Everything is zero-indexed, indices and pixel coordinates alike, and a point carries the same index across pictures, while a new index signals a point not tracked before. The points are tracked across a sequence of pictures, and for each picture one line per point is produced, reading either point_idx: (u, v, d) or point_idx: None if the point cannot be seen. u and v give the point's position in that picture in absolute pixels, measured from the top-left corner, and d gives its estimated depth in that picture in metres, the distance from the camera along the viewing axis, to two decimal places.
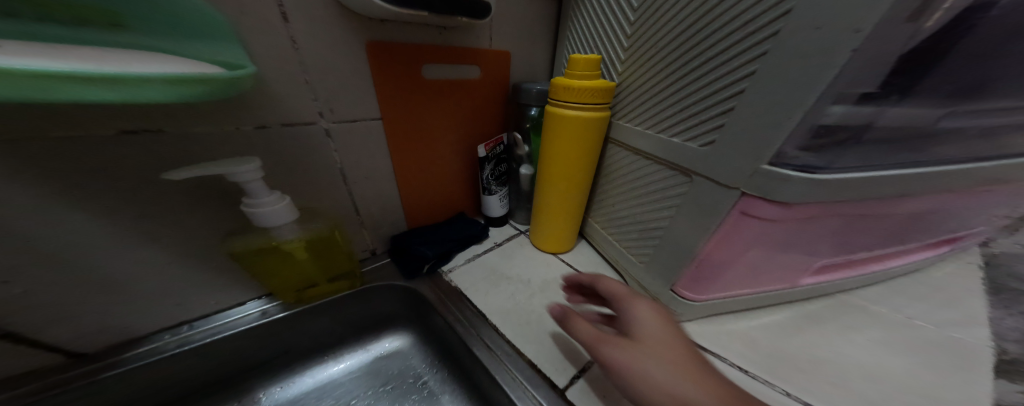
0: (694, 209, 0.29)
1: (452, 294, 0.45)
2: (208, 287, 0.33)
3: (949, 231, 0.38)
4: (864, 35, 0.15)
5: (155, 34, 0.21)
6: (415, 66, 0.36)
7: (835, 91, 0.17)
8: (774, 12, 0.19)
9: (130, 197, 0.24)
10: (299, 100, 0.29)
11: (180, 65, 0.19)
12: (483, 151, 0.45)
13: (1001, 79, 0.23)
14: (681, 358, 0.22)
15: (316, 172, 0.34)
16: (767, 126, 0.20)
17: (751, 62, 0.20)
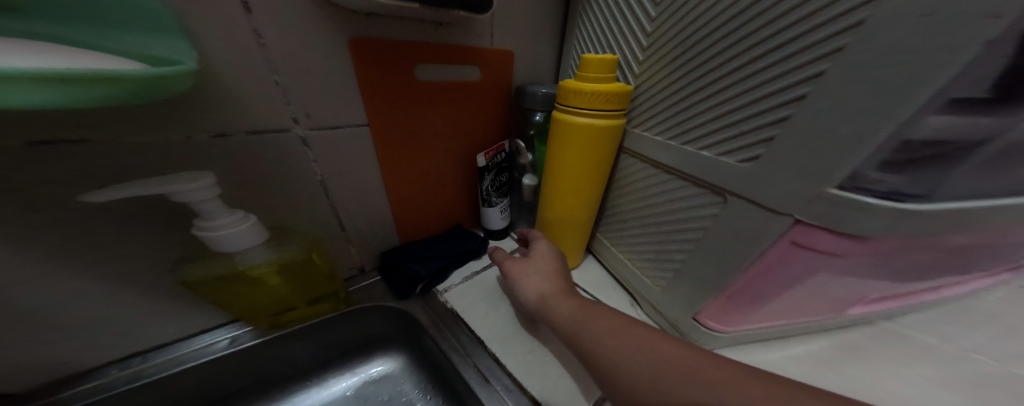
0: (729, 234, 0.24)
1: (446, 317, 0.41)
2: (165, 314, 0.29)
3: None
4: (1007, 22, 0.11)
5: (63, 19, 0.16)
6: (405, 67, 0.32)
7: (948, 101, 0.13)
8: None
9: (54, 219, 0.20)
10: (265, 104, 0.25)
11: (68, 60, 0.14)
12: (483, 160, 0.41)
13: None
14: (553, 267, 0.37)
15: (291, 185, 0.30)
16: (838, 142, 0.16)
17: (816, 61, 0.16)
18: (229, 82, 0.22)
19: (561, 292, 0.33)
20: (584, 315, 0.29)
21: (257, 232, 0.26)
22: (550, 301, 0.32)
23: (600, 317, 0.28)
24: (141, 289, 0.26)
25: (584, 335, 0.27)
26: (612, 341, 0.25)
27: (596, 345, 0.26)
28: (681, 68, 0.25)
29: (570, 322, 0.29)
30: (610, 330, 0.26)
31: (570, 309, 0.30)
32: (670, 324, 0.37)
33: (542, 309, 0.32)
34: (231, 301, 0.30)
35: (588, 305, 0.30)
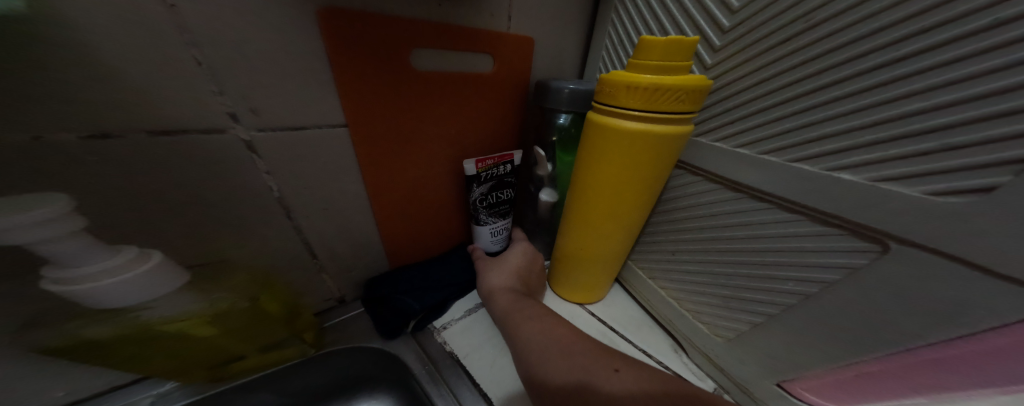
0: (891, 295, 0.16)
1: (444, 363, 0.32)
2: (43, 381, 0.20)
3: None
4: None
5: None
6: (401, 52, 0.24)
7: None
8: None
9: None
10: (183, 92, 0.17)
11: None
12: (473, 167, 0.32)
13: None
14: (516, 266, 0.35)
15: (234, 203, 0.21)
16: None
17: None
18: (120, 56, 0.15)
19: (512, 289, 0.32)
20: (519, 310, 0.29)
21: (172, 275, 0.19)
22: (494, 295, 0.31)
23: (530, 311, 0.29)
24: None
25: (508, 321, 0.28)
26: (532, 332, 0.26)
27: (515, 332, 0.27)
28: (796, 52, 0.17)
29: (504, 315, 0.29)
30: (535, 325, 0.27)
31: (508, 303, 0.30)
32: (735, 385, 0.27)
33: (487, 302, 0.32)
34: (136, 361, 0.21)
35: (529, 303, 0.30)
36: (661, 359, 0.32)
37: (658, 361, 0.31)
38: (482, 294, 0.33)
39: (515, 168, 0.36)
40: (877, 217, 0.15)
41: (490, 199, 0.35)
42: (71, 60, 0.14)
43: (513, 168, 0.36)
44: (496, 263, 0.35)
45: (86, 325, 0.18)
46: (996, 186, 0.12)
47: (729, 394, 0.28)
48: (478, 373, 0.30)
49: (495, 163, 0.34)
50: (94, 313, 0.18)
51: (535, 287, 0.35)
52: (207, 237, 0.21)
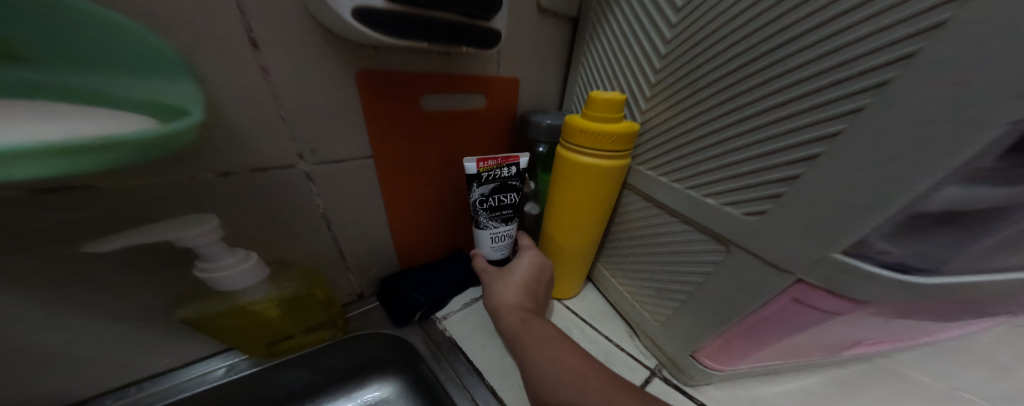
0: (730, 284, 0.25)
1: (444, 346, 0.39)
2: (158, 343, 0.27)
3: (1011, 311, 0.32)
4: None
5: (69, 68, 0.17)
6: (413, 97, 0.32)
7: (970, 171, 0.13)
8: (848, 72, 0.16)
9: (55, 250, 0.20)
10: (271, 137, 0.25)
11: (97, 125, 0.14)
12: (474, 166, 0.33)
13: None
14: (524, 280, 0.38)
15: (293, 218, 0.29)
16: (849, 208, 0.16)
17: (829, 122, 0.17)
18: (241, 117, 0.23)
19: (520, 306, 0.36)
20: (525, 330, 0.33)
21: (259, 270, 0.26)
22: (503, 313, 0.36)
23: (540, 335, 0.33)
24: (138, 317, 0.25)
25: (522, 346, 0.32)
26: (539, 355, 0.31)
27: (524, 356, 0.32)
28: (688, 112, 0.26)
29: (512, 333, 0.34)
30: (538, 345, 0.32)
31: (516, 323, 0.34)
32: (668, 361, 0.35)
33: (497, 315, 0.36)
34: (227, 335, 0.28)
35: (534, 323, 0.34)
36: (619, 344, 0.40)
37: (615, 344, 0.39)
38: (494, 311, 0.37)
39: (520, 171, 0.36)
40: (728, 223, 0.24)
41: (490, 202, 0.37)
42: (214, 123, 0.22)
43: (519, 171, 0.37)
44: (505, 278, 0.38)
45: (208, 305, 0.26)
46: (765, 210, 0.21)
47: (665, 368, 0.36)
48: (471, 352, 0.38)
49: (498, 164, 0.35)
50: (212, 295, 0.26)
51: (542, 295, 0.39)
52: (274, 241, 0.29)
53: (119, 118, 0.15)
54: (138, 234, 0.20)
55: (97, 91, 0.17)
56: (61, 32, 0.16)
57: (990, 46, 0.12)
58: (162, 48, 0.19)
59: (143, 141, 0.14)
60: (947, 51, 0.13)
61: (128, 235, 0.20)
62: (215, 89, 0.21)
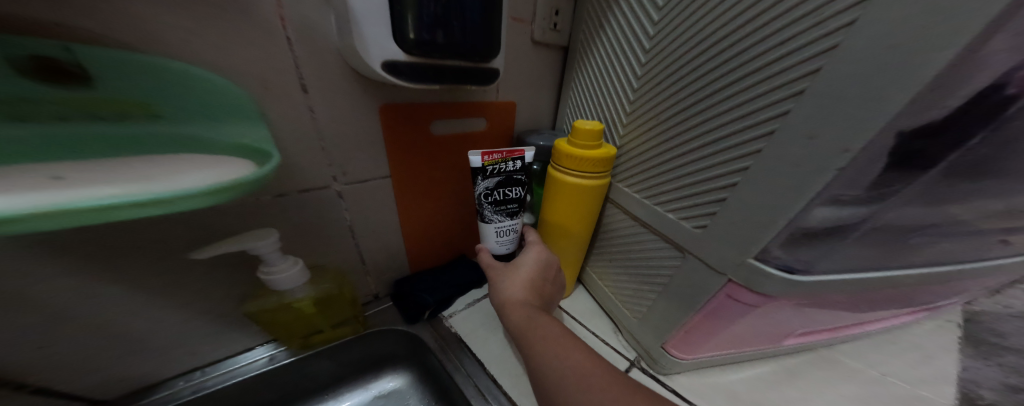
0: (688, 281, 0.31)
1: (451, 341, 0.43)
2: (212, 336, 0.32)
3: (924, 303, 0.39)
4: (853, 153, 0.18)
5: (184, 121, 0.22)
6: (424, 124, 0.38)
7: (829, 195, 0.20)
8: (748, 128, 0.23)
9: (152, 256, 0.25)
10: (313, 162, 0.31)
11: (214, 172, 0.19)
12: (479, 160, 0.35)
13: (973, 182, 0.25)
14: (529, 276, 0.38)
15: (326, 228, 0.35)
16: (757, 222, 0.24)
17: (742, 160, 0.24)
18: (291, 147, 0.29)
19: (525, 301, 0.35)
20: (530, 325, 0.32)
21: (298, 276, 0.30)
22: (508, 308, 0.35)
23: (547, 330, 0.32)
24: (202, 312, 0.30)
25: (527, 341, 0.31)
26: (546, 351, 0.30)
27: (530, 353, 0.30)
28: (654, 144, 0.33)
29: (518, 329, 0.33)
30: (545, 341, 0.30)
31: (522, 318, 0.33)
32: (645, 353, 0.41)
33: (502, 311, 0.36)
34: (273, 325, 0.34)
35: (540, 319, 0.33)
36: (604, 339, 0.45)
37: (601, 339, 0.45)
38: (498, 306, 0.36)
39: (526, 166, 0.37)
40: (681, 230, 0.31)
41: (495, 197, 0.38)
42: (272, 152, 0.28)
43: (524, 165, 0.38)
44: (511, 274, 0.38)
45: (265, 301, 0.31)
46: (704, 224, 0.28)
47: (643, 360, 0.41)
48: (474, 345, 0.42)
49: (504, 158, 0.36)
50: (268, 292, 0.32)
51: (546, 293, 0.39)
52: (310, 247, 0.35)
53: (228, 161, 0.21)
54: (222, 243, 0.25)
55: (205, 136, 0.23)
56: (161, 85, 0.21)
57: (824, 120, 0.19)
58: (244, 98, 0.24)
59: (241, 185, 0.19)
60: (804, 119, 0.20)
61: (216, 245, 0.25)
62: (275, 125, 0.27)
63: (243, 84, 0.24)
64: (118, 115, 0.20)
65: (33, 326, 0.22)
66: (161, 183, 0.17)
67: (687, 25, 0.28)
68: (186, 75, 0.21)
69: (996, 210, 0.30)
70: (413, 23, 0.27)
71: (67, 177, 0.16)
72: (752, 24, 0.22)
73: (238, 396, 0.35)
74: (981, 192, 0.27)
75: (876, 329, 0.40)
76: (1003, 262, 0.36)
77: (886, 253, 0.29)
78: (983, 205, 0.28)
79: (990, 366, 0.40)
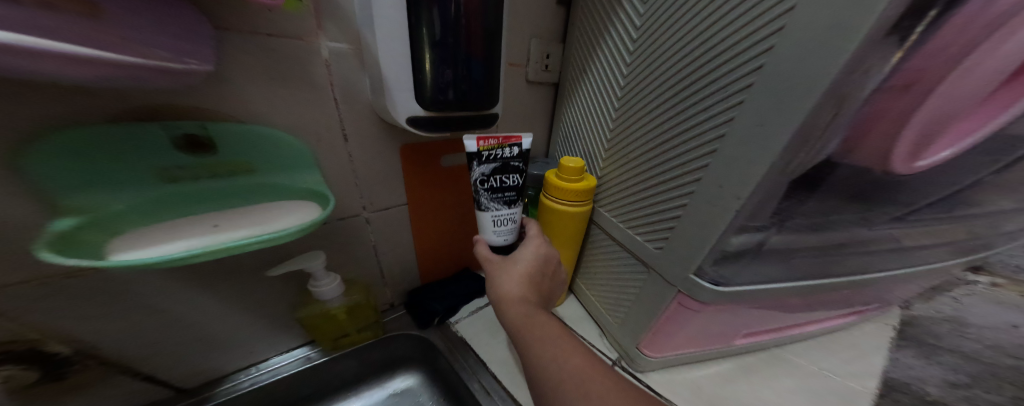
0: (653, 290, 0.39)
1: (458, 344, 0.49)
2: (262, 338, 0.39)
3: (854, 306, 0.46)
4: (741, 200, 0.27)
5: (271, 172, 0.29)
6: (435, 157, 0.45)
7: (737, 224, 0.29)
8: (683, 177, 0.32)
9: (230, 274, 0.31)
10: (349, 193, 0.38)
11: (297, 214, 0.27)
12: (474, 144, 0.36)
13: (858, 212, 0.33)
14: (526, 271, 0.38)
15: (356, 246, 0.42)
16: (693, 245, 0.32)
17: (680, 200, 0.33)
18: (334, 182, 0.36)
19: (522, 298, 0.36)
20: (527, 326, 0.34)
21: (336, 288, 0.37)
22: (506, 305, 0.36)
23: (543, 331, 0.33)
24: (259, 318, 0.36)
25: (525, 341, 0.33)
26: (543, 353, 0.32)
27: (527, 352, 0.33)
28: (624, 179, 0.42)
29: (516, 327, 0.35)
30: (542, 342, 0.33)
31: (520, 316, 0.35)
32: (624, 353, 0.47)
33: (500, 307, 0.37)
34: (313, 326, 0.41)
35: (536, 317, 0.35)
36: (590, 341, 0.52)
37: (587, 341, 0.51)
38: (495, 301, 0.37)
39: (523, 152, 0.37)
40: (645, 248, 0.39)
41: (493, 185, 0.37)
42: None
43: (521, 151, 0.38)
44: (508, 270, 0.38)
45: (311, 307, 0.39)
46: (659, 246, 0.36)
47: (623, 360, 0.48)
48: (478, 346, 0.48)
49: (499, 144, 0.36)
50: (311, 301, 0.39)
51: (543, 287, 0.40)
52: (343, 262, 0.42)
53: (303, 205, 0.29)
54: (288, 262, 0.33)
55: (285, 184, 0.30)
56: (260, 148, 0.28)
57: (729, 175, 0.27)
58: (305, 150, 0.31)
59: (316, 223, 0.26)
60: (716, 175, 0.28)
61: (285, 263, 0.33)
62: (325, 167, 0.35)
63: (305, 139, 0.32)
64: (230, 171, 0.27)
65: (149, 328, 0.29)
66: (269, 225, 0.25)
67: (641, 92, 0.37)
68: (273, 138, 0.29)
69: (893, 231, 0.38)
70: (430, 87, 0.34)
71: (221, 224, 0.25)
72: (680, 100, 0.32)
73: (281, 390, 0.41)
74: (872, 218, 0.34)
75: (815, 331, 0.47)
76: (916, 272, 0.44)
77: (808, 266, 0.36)
78: (877, 228, 0.36)
79: (916, 361, 0.47)
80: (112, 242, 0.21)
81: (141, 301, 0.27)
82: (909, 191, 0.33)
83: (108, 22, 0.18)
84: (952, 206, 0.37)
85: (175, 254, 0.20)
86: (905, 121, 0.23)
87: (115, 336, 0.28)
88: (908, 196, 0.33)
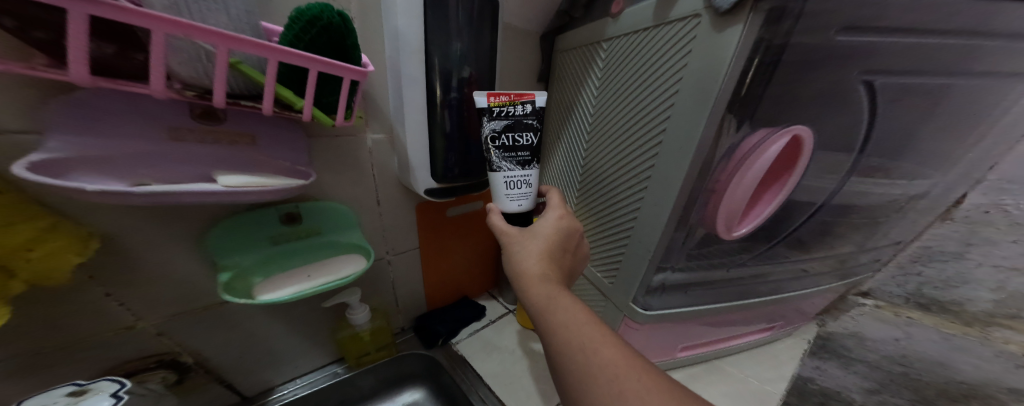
0: (611, 315, 0.51)
1: (458, 362, 0.59)
2: (304, 355, 0.49)
3: (764, 323, 0.60)
4: (651, 251, 0.41)
5: (331, 233, 0.42)
6: (442, 210, 0.56)
7: (653, 266, 0.42)
8: (621, 234, 0.47)
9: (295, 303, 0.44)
10: (379, 241, 0.51)
11: (351, 265, 0.40)
12: (485, 100, 0.39)
13: (735, 255, 0.48)
14: (546, 245, 0.38)
15: (379, 280, 0.54)
16: (630, 281, 0.46)
17: (620, 250, 0.47)
18: (370, 234, 0.49)
19: (542, 274, 0.35)
20: (552, 304, 0.32)
21: (364, 314, 0.48)
22: (527, 281, 0.35)
23: (567, 313, 0.31)
24: (304, 337, 0.48)
25: (550, 323, 0.31)
26: (573, 337, 0.29)
27: (555, 334, 0.31)
28: (587, 230, 0.56)
29: (539, 307, 0.33)
30: (570, 323, 0.30)
31: (544, 294, 0.33)
32: None
33: (522, 286, 0.36)
34: (342, 344, 0.52)
35: (561, 296, 0.33)
36: None
37: None
38: (516, 277, 0.37)
39: (535, 110, 0.40)
40: (603, 282, 0.52)
41: (504, 143, 0.40)
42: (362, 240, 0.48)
43: (533, 109, 0.41)
44: (527, 244, 0.37)
45: (344, 330, 0.50)
46: (611, 281, 0.50)
47: None
48: (476, 363, 0.58)
49: (511, 102, 0.39)
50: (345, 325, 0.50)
51: (562, 264, 0.39)
52: (369, 293, 0.54)
53: (353, 257, 0.41)
54: (335, 296, 0.45)
55: (340, 241, 0.42)
56: (325, 217, 0.41)
57: (645, 235, 0.42)
58: (350, 213, 0.43)
59: (366, 269, 0.39)
60: (639, 236, 0.43)
61: (334, 296, 0.45)
62: (365, 223, 0.48)
63: (354, 206, 0.45)
64: (307, 234, 0.40)
65: (236, 341, 0.41)
66: (339, 272, 0.38)
67: (593, 171, 0.53)
68: (332, 209, 0.42)
69: (771, 267, 0.53)
70: (441, 165, 0.46)
71: (310, 274, 0.38)
72: (614, 183, 0.48)
73: (314, 400, 0.51)
74: (748, 258, 0.50)
75: (738, 344, 0.61)
76: (805, 296, 0.58)
77: (712, 293, 0.50)
78: (755, 264, 0.51)
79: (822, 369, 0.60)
80: (257, 286, 0.35)
81: (235, 321, 0.40)
82: (765, 238, 0.48)
83: (258, 147, 0.33)
84: (803, 247, 0.52)
85: (293, 294, 0.33)
86: (717, 212, 0.37)
87: (215, 347, 0.40)
88: (764, 241, 0.48)
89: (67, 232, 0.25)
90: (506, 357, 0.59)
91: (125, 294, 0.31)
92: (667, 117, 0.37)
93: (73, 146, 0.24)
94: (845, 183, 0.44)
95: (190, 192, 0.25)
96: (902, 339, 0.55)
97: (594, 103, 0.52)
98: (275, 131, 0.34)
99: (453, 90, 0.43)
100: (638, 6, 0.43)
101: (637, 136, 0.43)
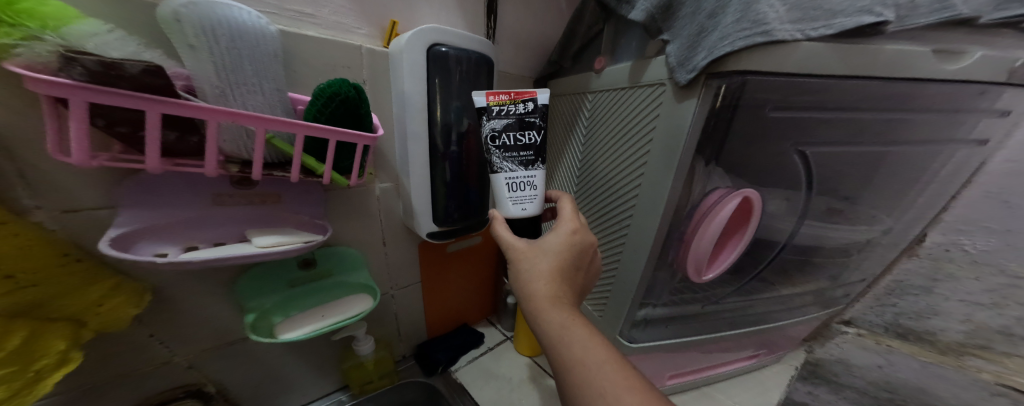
0: None
1: (457, 389, 0.62)
2: (311, 384, 0.53)
3: (749, 350, 0.63)
4: (633, 289, 0.45)
5: (341, 273, 0.47)
6: (443, 245, 0.61)
7: (636, 301, 0.46)
8: (608, 272, 0.51)
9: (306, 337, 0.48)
10: (384, 277, 0.55)
11: (360, 304, 0.44)
12: (485, 100, 0.41)
13: (711, 290, 0.52)
14: (555, 263, 0.37)
15: (383, 312, 0.58)
16: (615, 315, 0.49)
17: (607, 287, 0.51)
18: (377, 270, 0.54)
19: (551, 297, 0.35)
20: (563, 332, 0.32)
21: (369, 345, 0.52)
22: (535, 304, 0.35)
23: (579, 344, 0.31)
24: (312, 367, 0.52)
25: (564, 353, 0.31)
26: (588, 372, 0.29)
27: (570, 366, 0.30)
28: None
29: (552, 332, 0.33)
30: (583, 357, 0.30)
31: (555, 320, 0.33)
32: None
33: (532, 308, 0.35)
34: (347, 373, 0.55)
35: (573, 323, 0.32)
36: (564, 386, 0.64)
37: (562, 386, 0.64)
38: (525, 299, 0.37)
39: (536, 107, 0.42)
40: (593, 314, 0.55)
41: (506, 143, 0.41)
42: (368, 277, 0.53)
43: (535, 107, 0.42)
44: (536, 263, 0.37)
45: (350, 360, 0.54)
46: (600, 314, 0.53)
47: None
48: (474, 390, 0.61)
49: (511, 101, 0.41)
50: (351, 356, 0.54)
51: (574, 280, 0.39)
52: (374, 324, 0.58)
53: (361, 295, 0.45)
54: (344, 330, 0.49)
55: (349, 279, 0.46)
56: (336, 259, 0.46)
57: (626, 275, 0.46)
58: (357, 254, 0.48)
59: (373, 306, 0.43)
60: (622, 276, 0.47)
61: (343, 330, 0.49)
62: (372, 261, 0.52)
63: (363, 248, 0.50)
64: (320, 276, 0.45)
65: (251, 374, 0.45)
66: (351, 309, 0.42)
67: (584, 209, 0.57)
68: (342, 252, 0.47)
69: (749, 299, 0.56)
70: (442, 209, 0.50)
71: (324, 313, 0.42)
72: (601, 221, 0.52)
73: None
74: (725, 292, 0.53)
75: (726, 372, 0.63)
76: (787, 326, 0.60)
77: (694, 325, 0.54)
78: (733, 297, 0.55)
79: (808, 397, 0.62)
80: (277, 325, 0.40)
81: (253, 355, 0.44)
82: (737, 274, 0.52)
83: (282, 205, 0.38)
84: (777, 280, 0.56)
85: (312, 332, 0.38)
86: (688, 257, 0.42)
87: (232, 379, 0.44)
88: (737, 277, 0.52)
89: (130, 286, 0.31)
90: (503, 385, 0.62)
91: (168, 335, 0.36)
92: (642, 172, 0.42)
93: (139, 220, 0.30)
94: (801, 225, 0.49)
95: (235, 255, 0.30)
96: (885, 366, 0.58)
97: (583, 147, 0.57)
98: (297, 193, 0.39)
99: (453, 143, 0.48)
100: (617, 66, 0.48)
101: (619, 184, 0.47)
